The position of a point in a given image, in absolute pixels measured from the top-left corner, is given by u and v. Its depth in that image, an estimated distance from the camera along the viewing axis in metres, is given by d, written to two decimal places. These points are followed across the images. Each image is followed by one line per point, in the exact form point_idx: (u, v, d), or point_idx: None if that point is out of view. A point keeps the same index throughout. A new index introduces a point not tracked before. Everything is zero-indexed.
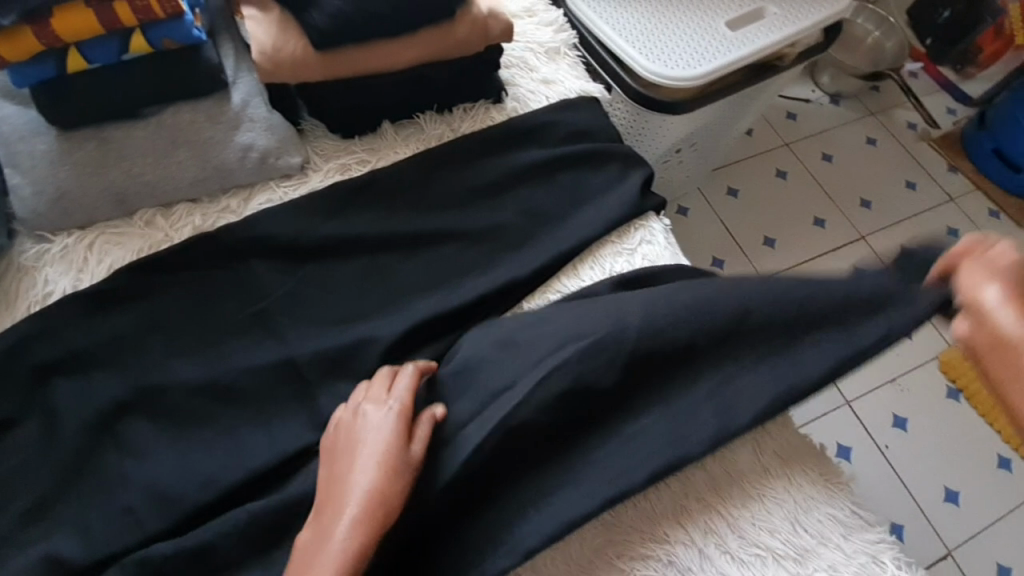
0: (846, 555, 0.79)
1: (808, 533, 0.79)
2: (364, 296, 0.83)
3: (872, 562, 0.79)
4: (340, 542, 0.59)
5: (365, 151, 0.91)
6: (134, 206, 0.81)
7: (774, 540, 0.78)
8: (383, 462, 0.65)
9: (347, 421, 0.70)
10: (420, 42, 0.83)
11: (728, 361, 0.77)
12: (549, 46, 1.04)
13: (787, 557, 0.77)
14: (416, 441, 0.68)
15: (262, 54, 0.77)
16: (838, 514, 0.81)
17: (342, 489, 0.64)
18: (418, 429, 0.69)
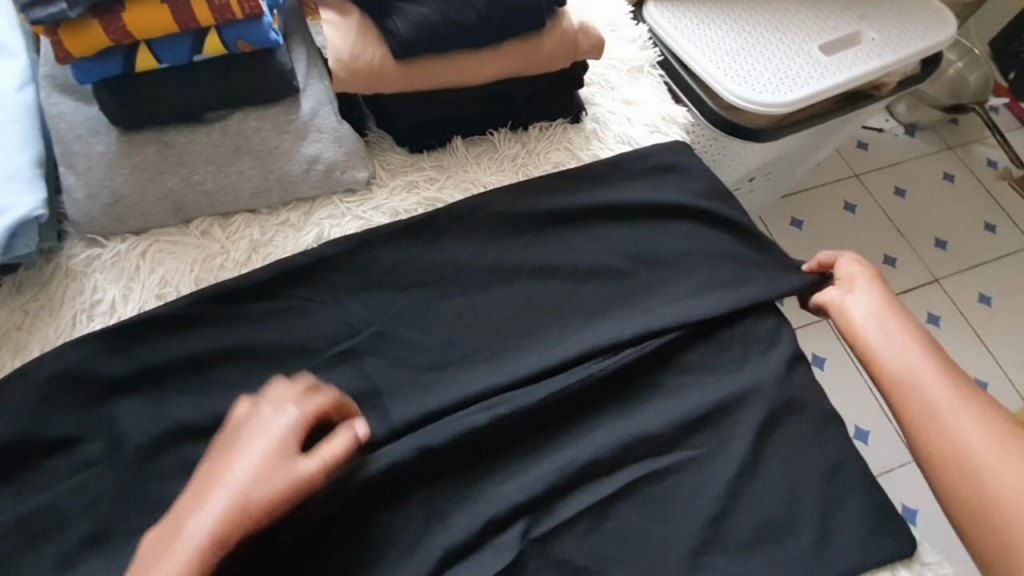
0: None
1: None
2: (425, 328, 0.76)
3: None
4: (190, 538, 0.52)
5: (434, 168, 0.84)
6: (190, 214, 0.76)
7: None
8: (274, 483, 0.55)
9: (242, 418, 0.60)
10: (505, 57, 0.76)
11: (796, 430, 0.76)
12: (632, 64, 0.96)
13: None
14: (314, 458, 0.58)
15: (338, 62, 0.71)
16: None
17: (207, 477, 0.56)
18: (325, 446, 0.60)
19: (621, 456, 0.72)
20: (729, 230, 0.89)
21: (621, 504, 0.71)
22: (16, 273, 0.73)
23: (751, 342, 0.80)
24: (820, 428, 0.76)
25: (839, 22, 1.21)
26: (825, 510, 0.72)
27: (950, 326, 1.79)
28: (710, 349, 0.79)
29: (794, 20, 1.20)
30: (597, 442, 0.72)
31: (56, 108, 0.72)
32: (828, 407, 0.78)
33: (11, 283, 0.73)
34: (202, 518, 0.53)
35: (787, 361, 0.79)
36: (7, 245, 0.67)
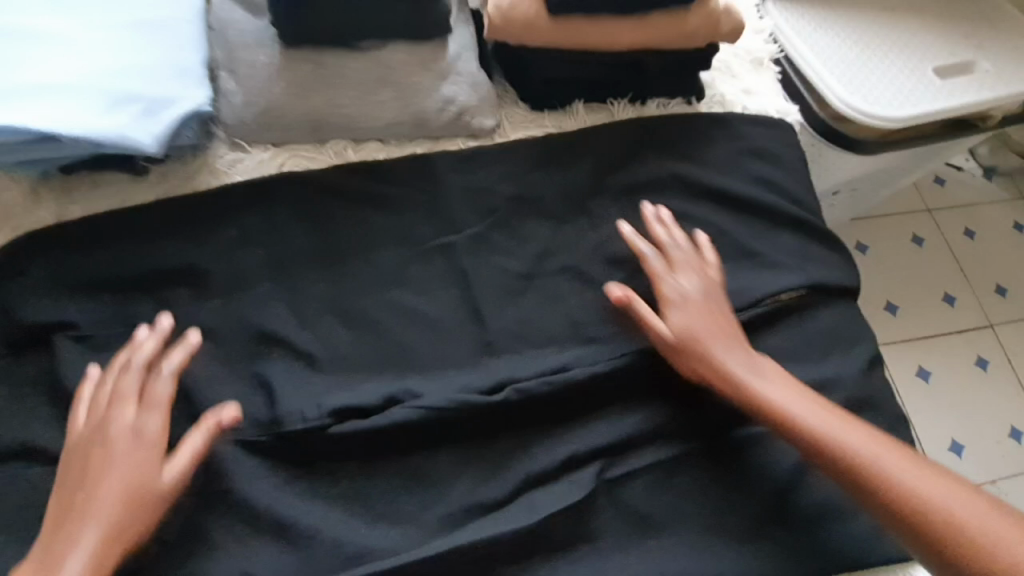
0: None
1: None
2: (527, 274, 0.80)
3: None
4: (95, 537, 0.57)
5: (554, 127, 0.87)
6: (327, 134, 0.80)
7: None
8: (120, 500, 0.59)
9: (94, 430, 0.62)
10: (649, 26, 0.79)
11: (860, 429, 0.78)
12: (755, 55, 0.97)
13: None
14: (179, 453, 0.63)
15: (497, 9, 0.75)
16: None
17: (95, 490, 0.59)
18: (185, 445, 0.63)
19: (693, 423, 0.76)
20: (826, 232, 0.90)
21: (687, 466, 0.75)
22: (162, 164, 0.79)
23: (832, 340, 0.82)
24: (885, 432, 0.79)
25: (955, 48, 1.20)
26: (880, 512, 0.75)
27: (996, 372, 1.77)
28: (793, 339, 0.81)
29: (910, 40, 1.20)
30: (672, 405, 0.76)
31: (227, 16, 0.78)
32: (900, 413, 0.80)
33: (158, 172, 0.79)
34: (87, 529, 0.57)
35: (858, 363, 0.82)
36: (175, 136, 0.73)
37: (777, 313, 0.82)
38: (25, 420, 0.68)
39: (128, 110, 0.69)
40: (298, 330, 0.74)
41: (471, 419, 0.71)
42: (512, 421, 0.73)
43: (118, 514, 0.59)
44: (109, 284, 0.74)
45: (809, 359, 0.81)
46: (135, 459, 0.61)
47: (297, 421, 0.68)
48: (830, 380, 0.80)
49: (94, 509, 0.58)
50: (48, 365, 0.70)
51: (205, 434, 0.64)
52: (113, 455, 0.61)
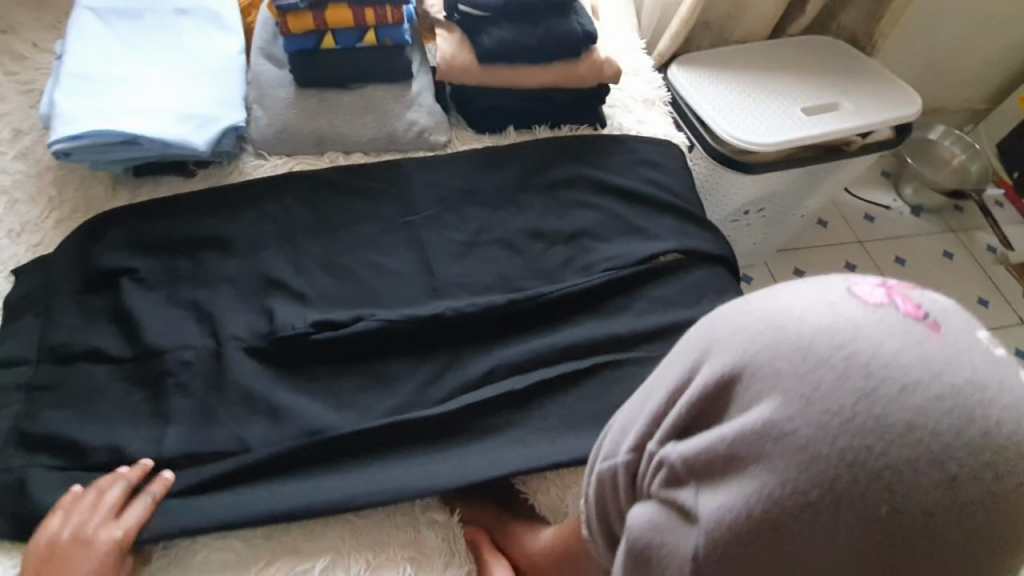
0: None
1: None
2: (468, 242, 1.08)
3: None
4: None
5: (492, 144, 1.19)
6: (326, 147, 1.12)
7: None
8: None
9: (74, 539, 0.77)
10: (553, 70, 1.11)
11: None
12: (647, 96, 1.31)
13: None
14: (126, 521, 0.79)
15: (442, 60, 1.06)
16: None
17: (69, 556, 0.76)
18: (132, 516, 0.80)
19: (590, 346, 1.00)
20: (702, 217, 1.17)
21: (584, 378, 0.97)
22: (207, 167, 1.11)
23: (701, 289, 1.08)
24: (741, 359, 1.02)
25: (822, 93, 1.53)
26: None
27: None
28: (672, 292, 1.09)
29: (785, 89, 1.53)
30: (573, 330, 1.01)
31: (261, 68, 1.12)
32: None
33: (204, 173, 1.11)
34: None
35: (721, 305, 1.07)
36: (218, 142, 1.05)
37: (657, 272, 1.08)
38: (96, 333, 0.94)
39: (190, 124, 1.01)
40: (296, 277, 1.01)
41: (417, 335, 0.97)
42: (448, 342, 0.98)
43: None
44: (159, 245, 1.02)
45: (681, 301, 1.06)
46: (93, 560, 0.76)
47: (289, 332, 0.94)
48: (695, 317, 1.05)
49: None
50: (116, 297, 0.97)
51: (151, 498, 0.81)
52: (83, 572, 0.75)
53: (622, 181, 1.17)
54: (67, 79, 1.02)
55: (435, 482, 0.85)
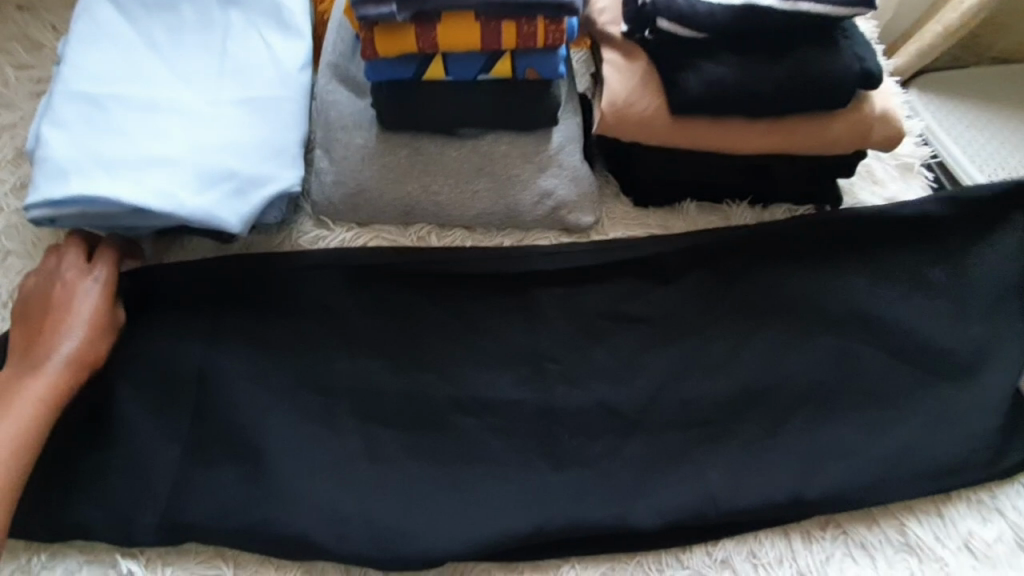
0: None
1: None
2: (613, 395, 0.70)
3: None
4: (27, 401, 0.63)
5: (659, 227, 0.78)
6: (414, 219, 0.76)
7: None
8: (56, 379, 0.65)
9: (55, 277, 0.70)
10: (787, 133, 0.67)
11: None
12: (903, 160, 0.84)
13: None
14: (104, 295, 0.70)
15: (610, 106, 0.65)
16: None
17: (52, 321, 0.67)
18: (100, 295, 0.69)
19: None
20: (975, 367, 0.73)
21: None
22: (248, 235, 0.78)
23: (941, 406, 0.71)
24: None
25: None
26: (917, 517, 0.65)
27: None
28: (956, 242, 0.78)
29: None
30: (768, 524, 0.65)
31: (331, 96, 0.76)
32: None
33: (242, 243, 0.78)
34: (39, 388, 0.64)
35: (952, 431, 0.69)
36: (261, 214, 0.70)
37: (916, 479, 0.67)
38: (66, 505, 0.64)
39: (219, 189, 0.67)
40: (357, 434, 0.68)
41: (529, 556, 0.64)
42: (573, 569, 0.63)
43: (76, 376, 0.66)
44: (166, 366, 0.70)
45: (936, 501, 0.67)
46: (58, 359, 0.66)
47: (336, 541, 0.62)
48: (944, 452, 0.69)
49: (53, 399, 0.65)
50: (98, 444, 0.67)
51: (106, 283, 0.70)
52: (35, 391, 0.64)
53: (857, 314, 0.74)
54: (60, 104, 0.70)
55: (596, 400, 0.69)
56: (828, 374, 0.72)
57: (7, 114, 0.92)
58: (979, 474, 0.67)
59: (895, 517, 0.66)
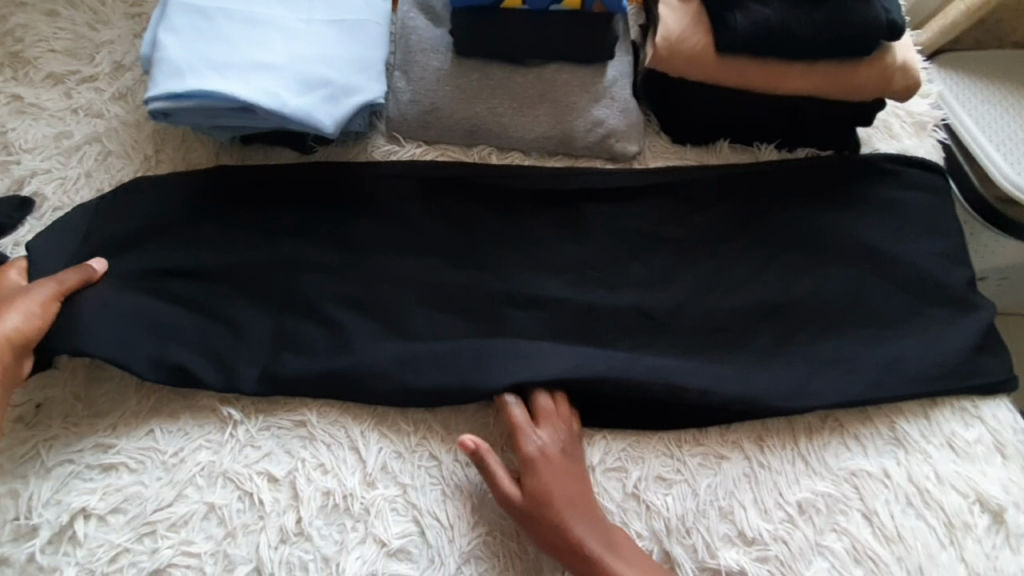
0: (975, 471, 0.72)
1: (949, 468, 0.72)
2: (645, 298, 0.80)
3: (993, 448, 0.74)
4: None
5: (695, 161, 0.87)
6: (477, 140, 0.85)
7: (925, 479, 0.71)
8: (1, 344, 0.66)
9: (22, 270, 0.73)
10: (818, 75, 0.76)
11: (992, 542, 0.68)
12: (918, 118, 0.93)
13: (930, 498, 0.70)
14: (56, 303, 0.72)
15: (664, 41, 0.75)
16: (989, 461, 0.73)
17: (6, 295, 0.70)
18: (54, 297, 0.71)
19: (793, 464, 0.72)
20: (962, 299, 0.81)
21: (790, 526, 0.69)
22: (328, 146, 0.87)
23: (920, 332, 0.79)
24: (983, 481, 0.71)
25: None
26: (904, 415, 0.75)
27: None
28: (928, 203, 0.86)
29: None
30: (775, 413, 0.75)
31: (412, 22, 0.85)
32: None
33: (323, 153, 0.87)
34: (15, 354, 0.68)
35: (942, 351, 0.78)
36: (348, 122, 0.80)
37: (910, 380, 0.76)
38: (173, 351, 0.75)
39: (316, 94, 0.77)
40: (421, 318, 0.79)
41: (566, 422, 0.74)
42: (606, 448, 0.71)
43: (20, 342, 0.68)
44: (257, 253, 0.80)
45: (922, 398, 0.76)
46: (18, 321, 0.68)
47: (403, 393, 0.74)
48: (934, 368, 0.77)
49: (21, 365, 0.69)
50: (202, 309, 0.78)
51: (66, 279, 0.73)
52: None
53: (864, 247, 0.83)
54: (176, 13, 0.79)
55: (536, 320, 0.78)
56: (838, 298, 0.81)
57: (105, 31, 0.99)
58: (961, 386, 0.76)
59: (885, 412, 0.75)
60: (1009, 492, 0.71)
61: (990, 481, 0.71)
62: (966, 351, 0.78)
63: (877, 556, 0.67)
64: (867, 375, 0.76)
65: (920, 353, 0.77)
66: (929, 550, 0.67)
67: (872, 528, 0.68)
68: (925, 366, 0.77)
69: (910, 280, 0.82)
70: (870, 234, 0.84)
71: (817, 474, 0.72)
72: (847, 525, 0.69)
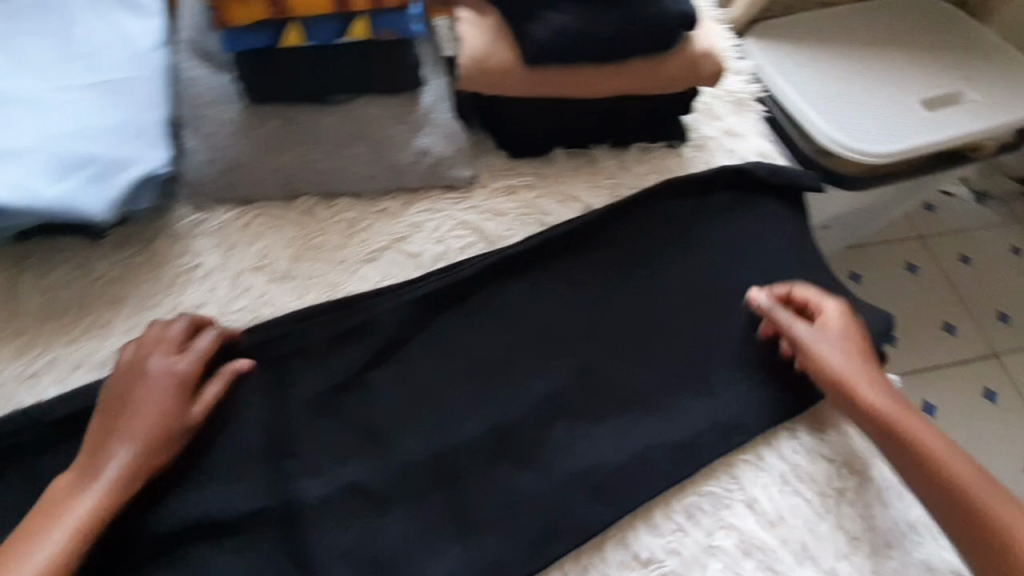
0: (841, 436, 0.76)
1: (817, 441, 0.76)
2: (497, 330, 0.78)
3: (852, 409, 0.79)
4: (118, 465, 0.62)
5: (533, 175, 0.85)
6: (297, 191, 0.77)
7: (797, 457, 0.74)
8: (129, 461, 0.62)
9: (129, 369, 0.66)
10: (629, 74, 0.75)
11: (865, 504, 0.72)
12: (737, 96, 0.97)
13: (804, 475, 0.73)
14: (198, 405, 0.67)
15: (470, 59, 0.70)
16: (850, 423, 0.78)
17: (123, 417, 0.64)
18: (203, 394, 0.68)
19: (661, 459, 0.73)
20: (793, 269, 0.86)
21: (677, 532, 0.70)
22: (121, 228, 0.75)
23: (768, 315, 0.82)
24: (845, 445, 0.75)
25: (944, 78, 1.17)
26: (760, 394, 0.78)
27: None
28: (756, 186, 0.90)
29: (898, 70, 1.17)
30: (645, 421, 0.76)
31: (191, 73, 0.75)
32: (909, 480, 0.75)
33: (116, 237, 0.75)
34: (86, 500, 0.60)
35: (783, 327, 0.82)
36: (132, 200, 0.69)
37: (757, 359, 0.80)
38: None
39: (79, 176, 0.65)
40: (272, 419, 0.69)
41: (439, 483, 0.69)
42: (496, 510, 0.69)
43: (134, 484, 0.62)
44: (55, 403, 0.67)
45: (777, 374, 0.79)
46: (159, 413, 0.64)
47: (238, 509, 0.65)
48: (783, 346, 0.81)
49: (66, 514, 0.59)
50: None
51: (220, 382, 0.69)
52: (149, 399, 0.65)
53: (698, 238, 0.87)
54: None
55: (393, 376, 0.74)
56: (685, 291, 0.84)
57: None
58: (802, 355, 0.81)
59: (747, 394, 0.77)
60: (869, 448, 0.75)
61: (853, 443, 0.76)
62: (799, 322, 0.83)
63: (764, 543, 0.69)
64: (720, 361, 0.80)
65: (766, 336, 0.81)
66: (810, 524, 0.70)
67: (756, 516, 0.71)
68: (773, 346, 0.81)
69: (747, 263, 0.86)
70: (703, 227, 0.87)
71: (703, 476, 0.73)
72: (727, 517, 0.71)
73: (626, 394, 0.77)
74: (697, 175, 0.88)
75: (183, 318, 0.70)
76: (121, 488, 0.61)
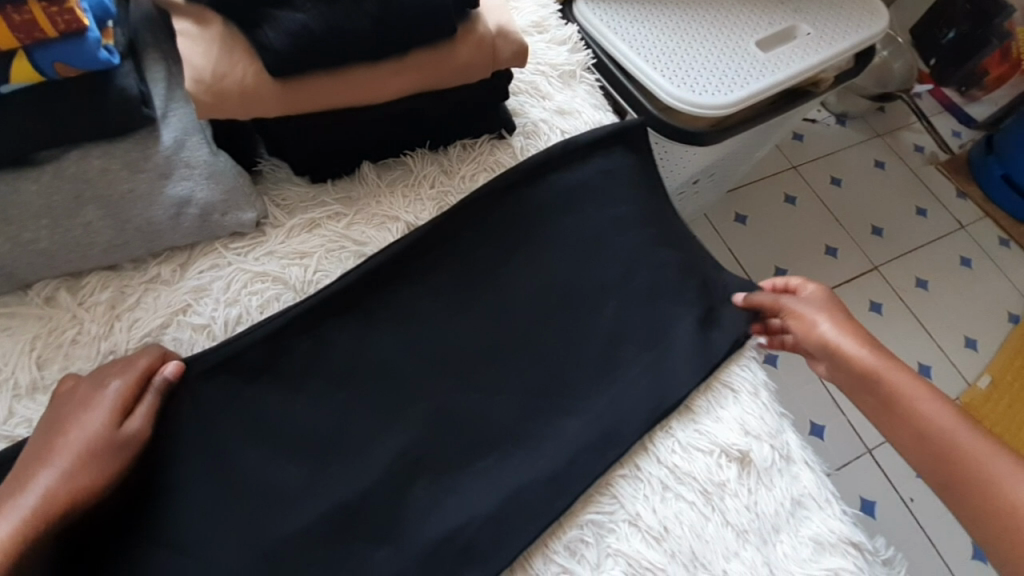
0: (716, 423, 0.72)
1: (695, 436, 0.71)
2: (325, 392, 0.65)
3: (726, 391, 0.74)
4: (52, 478, 0.51)
5: (340, 202, 0.73)
6: (27, 279, 0.61)
7: (676, 458, 0.69)
8: (68, 465, 0.52)
9: (82, 384, 0.57)
10: (412, 71, 0.64)
11: (746, 492, 0.68)
12: (563, 69, 0.88)
13: (684, 476, 0.68)
14: (132, 419, 0.57)
15: (198, 84, 0.56)
16: (726, 408, 0.73)
17: (66, 431, 0.54)
18: (140, 406, 0.57)
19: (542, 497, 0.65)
20: (651, 250, 0.79)
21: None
22: None
23: (630, 308, 0.75)
24: (721, 434, 0.71)
25: (776, 15, 1.14)
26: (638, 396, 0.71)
27: (939, 289, 1.56)
28: (597, 168, 0.82)
29: (733, 13, 1.13)
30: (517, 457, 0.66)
31: None
32: (784, 451, 0.72)
33: None
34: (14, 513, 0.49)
35: (647, 316, 0.75)
36: None
37: (625, 359, 0.73)
38: None
39: None
40: None
41: None
42: None
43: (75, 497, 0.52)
44: None
45: (648, 372, 0.72)
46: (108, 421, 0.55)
47: None
48: (648, 339, 0.74)
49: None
50: None
51: (157, 395, 0.59)
52: (97, 410, 0.55)
53: (545, 236, 0.77)
54: None
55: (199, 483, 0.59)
56: (540, 298, 0.74)
57: None
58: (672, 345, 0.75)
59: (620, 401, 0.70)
60: (746, 431, 0.72)
61: (727, 428, 0.71)
62: (662, 308, 0.76)
63: (652, 564, 0.63)
64: (589, 370, 0.72)
65: (630, 331, 0.74)
66: (696, 530, 0.66)
67: (641, 533, 0.65)
68: (637, 341, 0.74)
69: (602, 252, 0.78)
70: (548, 224, 0.78)
71: (582, 503, 0.66)
72: (617, 546, 0.64)
73: (492, 431, 0.67)
74: (530, 165, 0.78)
75: (148, 349, 0.61)
76: (34, 526, 0.49)
